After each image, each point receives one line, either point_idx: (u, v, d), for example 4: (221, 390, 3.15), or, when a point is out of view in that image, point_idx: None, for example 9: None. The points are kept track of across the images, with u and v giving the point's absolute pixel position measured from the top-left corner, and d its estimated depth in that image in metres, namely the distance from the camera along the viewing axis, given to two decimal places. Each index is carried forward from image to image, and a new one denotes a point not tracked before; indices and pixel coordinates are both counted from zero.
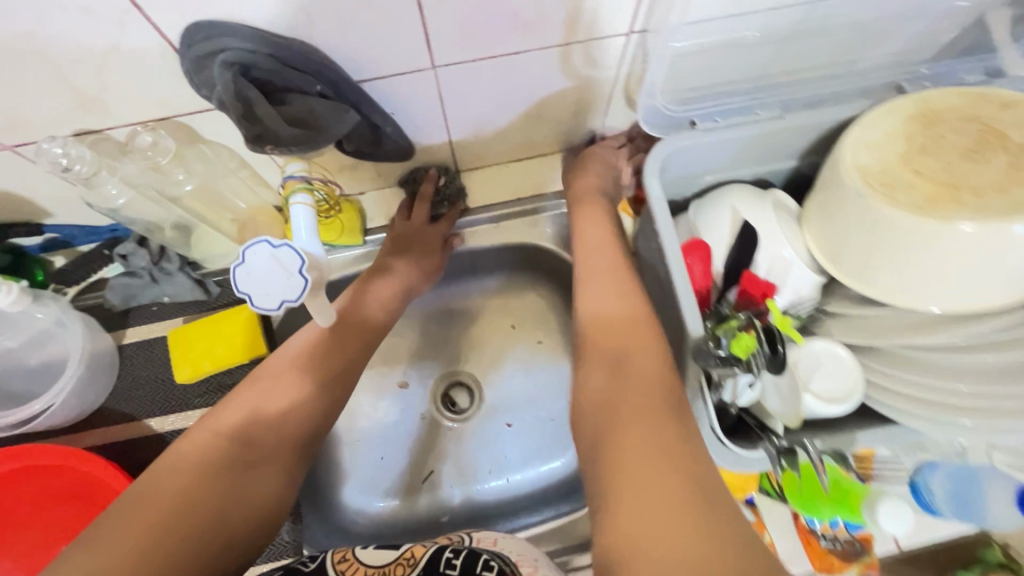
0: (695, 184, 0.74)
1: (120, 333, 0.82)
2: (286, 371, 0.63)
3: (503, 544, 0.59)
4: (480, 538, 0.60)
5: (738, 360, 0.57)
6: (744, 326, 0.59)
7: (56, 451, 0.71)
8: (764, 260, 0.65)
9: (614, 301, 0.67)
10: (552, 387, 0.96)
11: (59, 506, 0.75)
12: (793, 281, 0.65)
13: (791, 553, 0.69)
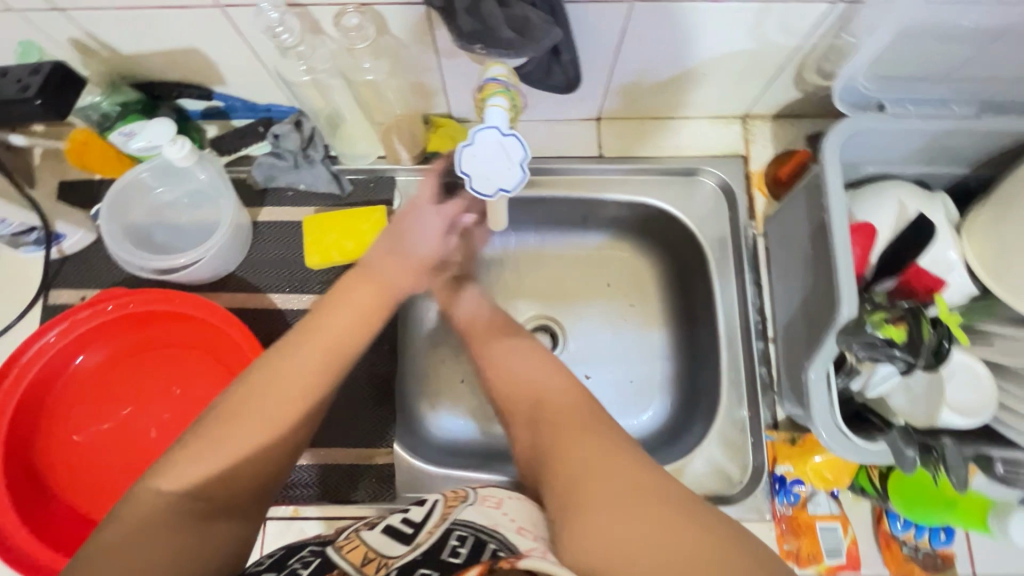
0: (854, 174, 0.72)
1: (256, 210, 0.86)
2: (308, 355, 0.58)
3: (507, 508, 0.54)
4: (486, 498, 0.55)
5: (893, 347, 0.57)
6: (897, 317, 0.58)
7: (194, 302, 0.76)
8: (928, 256, 0.63)
9: (545, 372, 0.65)
10: (640, 350, 0.97)
11: (181, 356, 0.80)
12: (952, 286, 0.63)
13: (868, 555, 0.70)
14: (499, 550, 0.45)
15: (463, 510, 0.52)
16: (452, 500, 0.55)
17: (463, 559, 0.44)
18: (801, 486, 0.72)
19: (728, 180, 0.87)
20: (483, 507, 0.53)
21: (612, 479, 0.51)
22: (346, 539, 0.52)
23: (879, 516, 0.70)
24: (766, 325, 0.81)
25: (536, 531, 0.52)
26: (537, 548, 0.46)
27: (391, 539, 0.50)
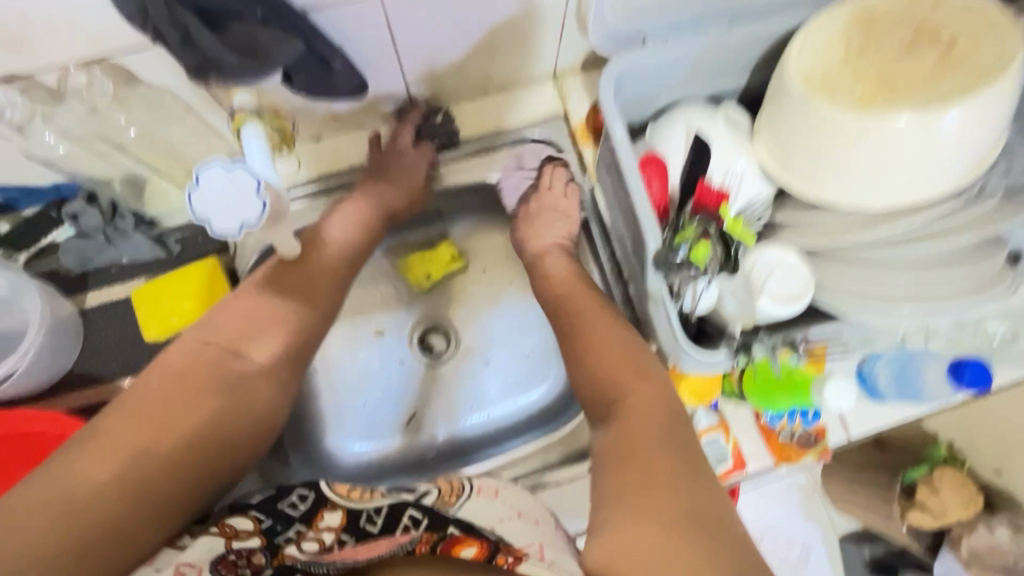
0: (649, 107, 0.75)
1: (80, 297, 0.80)
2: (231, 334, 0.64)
3: (505, 498, 0.58)
4: (481, 489, 0.58)
5: (693, 266, 0.61)
6: (700, 235, 0.62)
7: (24, 414, 0.72)
8: (718, 170, 0.68)
9: (606, 347, 0.68)
10: (527, 322, 0.99)
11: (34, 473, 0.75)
12: (746, 190, 0.68)
13: (754, 450, 0.75)
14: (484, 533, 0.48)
15: (463, 506, 0.53)
16: (450, 493, 0.55)
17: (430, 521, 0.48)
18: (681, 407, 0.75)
19: (553, 140, 0.88)
20: (481, 500, 0.56)
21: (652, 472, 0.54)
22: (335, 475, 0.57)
23: (756, 413, 0.75)
24: (620, 268, 0.84)
25: (533, 514, 0.58)
26: (535, 545, 0.49)
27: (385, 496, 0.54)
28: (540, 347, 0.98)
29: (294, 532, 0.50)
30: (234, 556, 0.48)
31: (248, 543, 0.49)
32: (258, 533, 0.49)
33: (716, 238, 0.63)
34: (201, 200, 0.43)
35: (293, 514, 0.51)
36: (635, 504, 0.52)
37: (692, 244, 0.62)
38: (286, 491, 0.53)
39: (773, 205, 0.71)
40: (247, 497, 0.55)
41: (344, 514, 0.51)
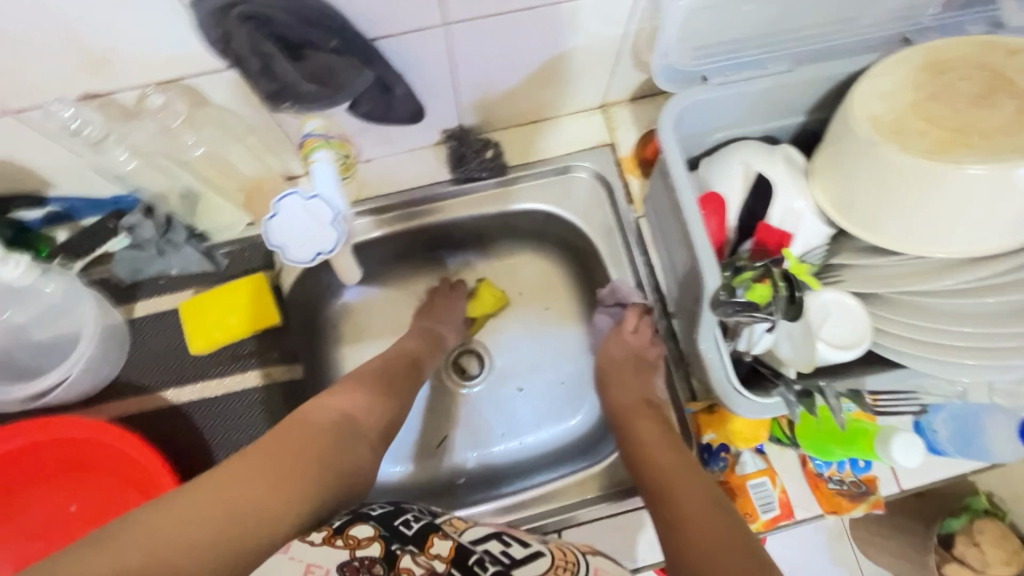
0: (705, 142, 0.74)
1: (129, 306, 0.82)
2: (280, 432, 0.57)
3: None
4: (601, 574, 0.51)
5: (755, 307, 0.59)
6: (759, 277, 0.61)
7: (73, 422, 0.71)
8: (777, 212, 0.67)
9: (672, 469, 0.62)
10: (563, 350, 0.98)
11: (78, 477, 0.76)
12: (804, 233, 0.68)
13: (800, 497, 0.73)
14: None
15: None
16: (563, 568, 0.50)
17: None
18: (727, 449, 0.73)
19: (600, 170, 0.88)
20: None
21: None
22: (453, 521, 0.56)
23: (803, 459, 0.74)
24: (665, 302, 0.83)
25: None
26: None
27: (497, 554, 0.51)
28: (575, 375, 0.97)
29: (409, 549, 0.50)
30: (358, 563, 0.48)
31: (370, 551, 0.49)
32: (378, 539, 0.51)
33: (780, 279, 0.61)
34: (281, 227, 0.53)
35: (408, 535, 0.52)
36: None
37: (748, 285, 0.61)
38: (402, 513, 0.55)
39: (828, 248, 0.70)
40: (369, 508, 0.55)
41: (453, 545, 0.51)
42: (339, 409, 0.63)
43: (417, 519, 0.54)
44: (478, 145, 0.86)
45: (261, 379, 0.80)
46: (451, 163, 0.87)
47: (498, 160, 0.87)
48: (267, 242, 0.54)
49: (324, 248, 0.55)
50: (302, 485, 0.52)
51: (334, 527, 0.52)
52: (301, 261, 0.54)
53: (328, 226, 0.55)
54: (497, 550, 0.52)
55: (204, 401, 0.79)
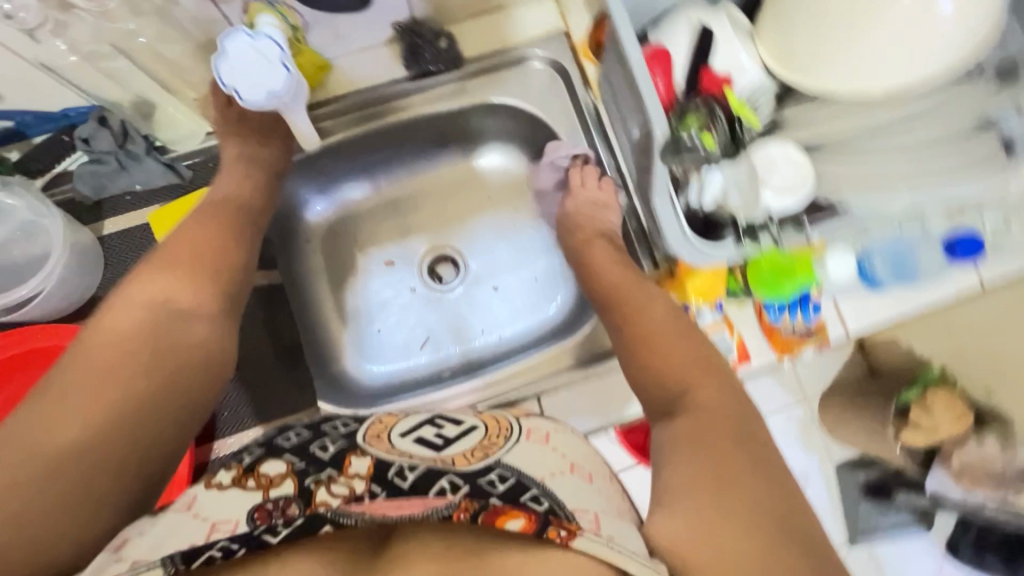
0: (648, 10, 0.74)
1: (97, 225, 0.82)
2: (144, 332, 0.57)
3: (555, 443, 0.60)
4: (531, 433, 0.61)
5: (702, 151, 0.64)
6: (702, 120, 0.66)
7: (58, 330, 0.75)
8: (721, 60, 0.70)
9: (673, 341, 0.65)
10: (535, 247, 1.01)
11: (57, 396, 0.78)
12: (744, 80, 0.70)
13: (757, 347, 0.79)
14: (541, 496, 0.45)
15: (508, 450, 0.54)
16: (497, 435, 0.58)
17: (504, 489, 0.45)
18: (687, 308, 0.78)
19: (555, 58, 0.89)
20: (528, 444, 0.57)
21: (712, 460, 0.50)
22: (376, 432, 0.57)
23: (759, 311, 0.77)
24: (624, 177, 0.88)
25: (586, 466, 0.58)
26: (590, 512, 0.45)
27: (424, 447, 0.54)
28: (548, 270, 1.00)
29: (325, 475, 0.48)
30: (270, 505, 0.46)
31: (283, 492, 0.47)
32: (291, 476, 0.49)
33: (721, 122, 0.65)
34: (234, 67, 0.64)
35: (324, 457, 0.51)
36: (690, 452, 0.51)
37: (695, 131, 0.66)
38: (321, 439, 0.55)
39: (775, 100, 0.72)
40: (282, 440, 0.55)
41: (372, 462, 0.50)
42: (153, 292, 0.61)
43: (344, 426, 0.58)
44: (430, 35, 0.85)
45: None
46: (406, 58, 0.87)
47: (451, 51, 0.87)
48: (220, 82, 0.65)
49: (275, 89, 0.66)
50: (189, 390, 0.58)
51: (245, 466, 0.52)
52: (252, 99, 0.65)
53: (275, 66, 0.65)
54: (430, 434, 0.57)
55: None
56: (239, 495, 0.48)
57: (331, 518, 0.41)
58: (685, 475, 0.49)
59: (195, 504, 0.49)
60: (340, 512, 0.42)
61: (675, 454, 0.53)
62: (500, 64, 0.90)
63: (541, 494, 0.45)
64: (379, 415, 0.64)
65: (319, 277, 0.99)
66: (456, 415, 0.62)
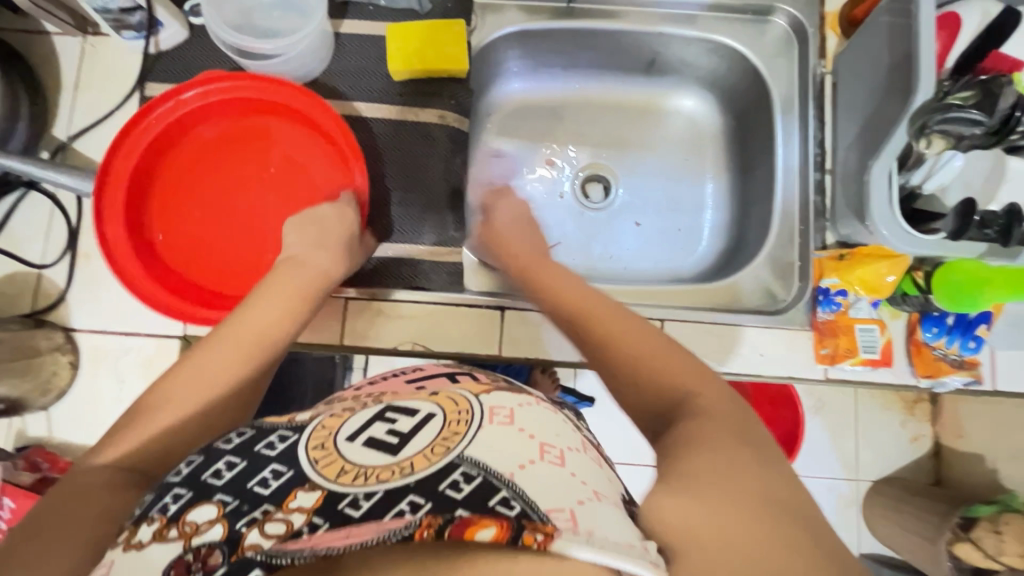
0: None
1: (339, 22, 0.90)
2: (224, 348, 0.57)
3: (522, 422, 0.49)
4: (495, 413, 0.49)
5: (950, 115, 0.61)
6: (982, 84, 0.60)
7: (297, 93, 0.80)
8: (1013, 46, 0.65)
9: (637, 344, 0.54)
10: (691, 199, 1.00)
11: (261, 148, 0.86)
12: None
13: (898, 359, 0.78)
14: (513, 501, 0.38)
15: (472, 437, 0.45)
16: (456, 422, 0.47)
17: (467, 496, 0.38)
18: (843, 295, 0.77)
19: (801, 19, 0.89)
20: (492, 429, 0.46)
21: (719, 459, 0.43)
22: (320, 442, 0.45)
23: (913, 327, 0.77)
24: (823, 157, 0.86)
25: (554, 445, 0.48)
26: (566, 509, 0.39)
27: (378, 454, 0.44)
28: (694, 226, 0.99)
29: (260, 514, 0.39)
30: (190, 557, 0.37)
31: (210, 537, 0.38)
32: (222, 518, 0.39)
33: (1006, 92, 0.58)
34: None
35: (264, 494, 0.41)
36: (721, 463, 0.43)
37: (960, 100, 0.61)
38: (260, 467, 0.43)
39: None
40: (214, 477, 0.43)
41: (321, 497, 0.40)
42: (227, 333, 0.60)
43: (280, 444, 0.45)
44: None
45: (433, 118, 0.88)
46: None
47: None
48: None
49: None
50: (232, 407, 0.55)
51: (170, 514, 0.40)
52: None
53: None
54: (381, 433, 0.46)
55: (385, 122, 0.88)
56: (159, 551, 0.38)
57: (261, 562, 0.35)
58: (704, 461, 0.43)
59: (110, 571, 0.38)
60: (274, 553, 0.36)
61: (675, 440, 0.46)
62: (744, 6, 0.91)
63: (510, 502, 0.38)
64: (323, 413, 0.50)
65: (485, 150, 1.02)
66: (408, 402, 0.50)
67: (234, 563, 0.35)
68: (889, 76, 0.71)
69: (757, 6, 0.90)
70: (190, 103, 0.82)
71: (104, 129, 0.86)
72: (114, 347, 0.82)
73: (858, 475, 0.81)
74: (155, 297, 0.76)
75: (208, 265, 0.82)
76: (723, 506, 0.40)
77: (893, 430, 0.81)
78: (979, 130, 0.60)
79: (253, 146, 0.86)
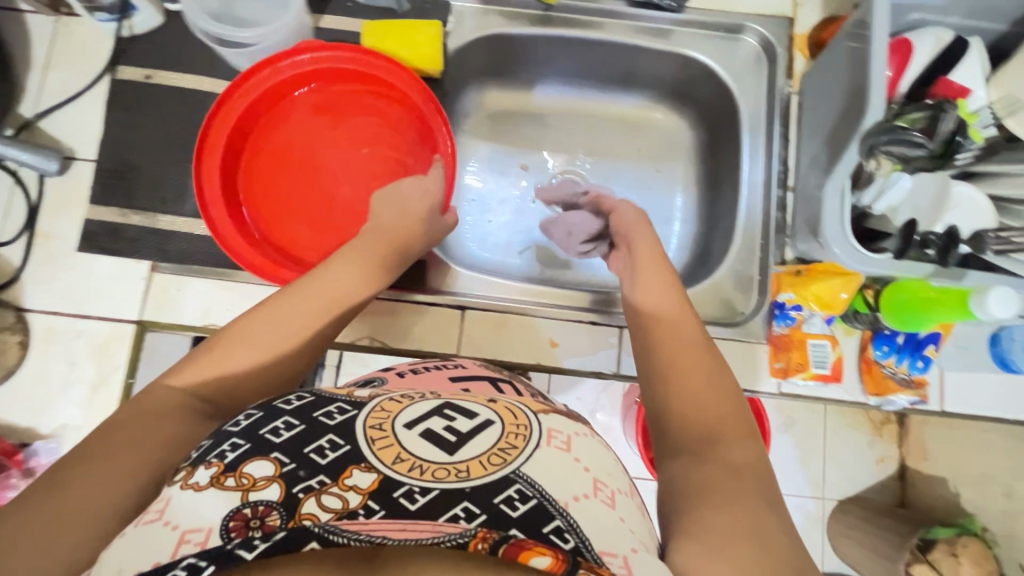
0: (895, 22, 0.73)
1: (317, 16, 0.90)
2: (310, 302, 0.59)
3: (577, 452, 0.48)
4: (552, 436, 0.48)
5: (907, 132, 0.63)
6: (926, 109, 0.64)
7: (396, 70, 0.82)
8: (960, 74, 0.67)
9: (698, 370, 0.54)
10: (662, 210, 1.01)
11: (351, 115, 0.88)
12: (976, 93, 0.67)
13: (850, 376, 0.79)
14: (567, 533, 0.39)
15: (531, 456, 0.45)
16: (514, 433, 0.46)
17: (521, 521, 0.39)
18: (798, 309, 0.78)
19: (771, 39, 0.91)
20: (549, 449, 0.46)
21: (742, 516, 0.43)
22: (378, 422, 0.46)
23: (865, 344, 0.78)
24: (787, 174, 0.88)
25: (607, 481, 0.47)
26: (618, 554, 0.39)
27: (433, 447, 0.44)
28: (663, 236, 1.00)
29: (316, 482, 0.40)
30: (248, 511, 0.38)
31: (266, 495, 0.39)
32: (279, 479, 0.41)
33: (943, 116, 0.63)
34: None
35: (320, 464, 0.42)
36: (744, 521, 0.42)
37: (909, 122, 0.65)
38: (317, 436, 0.44)
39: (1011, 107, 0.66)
40: (272, 434, 0.44)
41: (378, 479, 0.41)
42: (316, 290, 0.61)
43: (338, 415, 0.46)
44: None
45: None
46: None
47: None
48: None
49: None
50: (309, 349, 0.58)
51: (227, 462, 0.42)
52: None
53: None
54: (439, 427, 0.46)
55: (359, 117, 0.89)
56: (215, 497, 0.39)
57: (319, 535, 0.36)
58: (728, 518, 0.42)
59: (168, 508, 0.39)
60: (331, 529, 0.37)
61: (700, 484, 0.46)
62: (718, 24, 0.92)
63: (562, 534, 0.39)
64: (381, 394, 0.51)
65: (460, 151, 1.03)
66: (467, 403, 0.50)
67: (295, 528, 0.36)
68: (847, 98, 0.73)
69: (731, 25, 0.92)
70: (290, 69, 0.83)
71: (72, 110, 0.85)
72: (67, 329, 0.80)
73: (825, 495, 0.80)
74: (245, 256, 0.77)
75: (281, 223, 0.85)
76: (744, 559, 0.40)
77: (862, 451, 0.80)
78: (925, 151, 0.64)
79: (341, 114, 0.88)
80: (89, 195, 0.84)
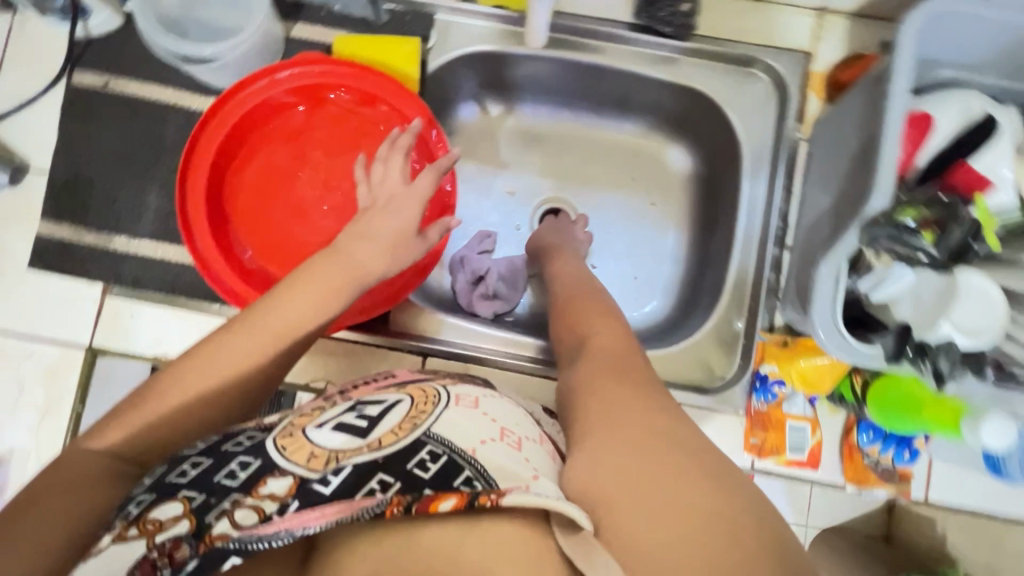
0: (921, 78, 0.65)
1: (289, 25, 0.83)
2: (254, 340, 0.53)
3: (485, 408, 0.52)
4: (460, 399, 0.53)
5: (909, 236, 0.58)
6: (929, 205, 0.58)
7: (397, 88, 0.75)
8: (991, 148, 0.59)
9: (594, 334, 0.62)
10: (652, 247, 0.94)
11: (345, 127, 0.80)
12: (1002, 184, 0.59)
13: (831, 461, 0.73)
14: (475, 479, 0.41)
15: (437, 418, 0.48)
16: (423, 402, 0.50)
17: (433, 476, 0.41)
18: (780, 386, 0.74)
19: (785, 76, 0.82)
20: (459, 409, 0.50)
21: (608, 403, 0.51)
22: (287, 432, 0.46)
23: (849, 428, 0.73)
24: (787, 230, 0.81)
25: (514, 431, 0.51)
26: (522, 483, 0.42)
27: (348, 436, 0.45)
28: (652, 276, 0.93)
29: (228, 504, 0.39)
30: (155, 557, 0.37)
31: (174, 531, 0.38)
32: (189, 514, 0.39)
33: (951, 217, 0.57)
34: None
35: (231, 487, 0.41)
36: (614, 418, 0.49)
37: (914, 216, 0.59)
38: (225, 462, 0.43)
39: None
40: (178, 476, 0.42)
41: (294, 483, 0.40)
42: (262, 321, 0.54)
43: (247, 440, 0.45)
44: None
45: None
46: None
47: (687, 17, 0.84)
48: None
49: None
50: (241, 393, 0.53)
51: (129, 515, 0.40)
52: None
53: None
54: (351, 418, 0.48)
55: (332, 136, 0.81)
56: (120, 553, 0.38)
57: (238, 551, 0.36)
58: (598, 407, 0.51)
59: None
60: (249, 540, 0.37)
61: (577, 388, 0.55)
62: (726, 54, 0.84)
63: (471, 481, 0.41)
64: (292, 415, 0.51)
65: None
66: (379, 394, 0.53)
67: (209, 553, 0.36)
68: (856, 162, 0.66)
69: (740, 57, 0.83)
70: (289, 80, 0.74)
71: (24, 117, 0.80)
72: (14, 352, 0.77)
73: (807, 522, 0.74)
74: (222, 278, 0.71)
75: (266, 238, 0.77)
76: (617, 440, 0.46)
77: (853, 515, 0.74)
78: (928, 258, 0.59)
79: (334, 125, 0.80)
80: (41, 211, 0.80)
